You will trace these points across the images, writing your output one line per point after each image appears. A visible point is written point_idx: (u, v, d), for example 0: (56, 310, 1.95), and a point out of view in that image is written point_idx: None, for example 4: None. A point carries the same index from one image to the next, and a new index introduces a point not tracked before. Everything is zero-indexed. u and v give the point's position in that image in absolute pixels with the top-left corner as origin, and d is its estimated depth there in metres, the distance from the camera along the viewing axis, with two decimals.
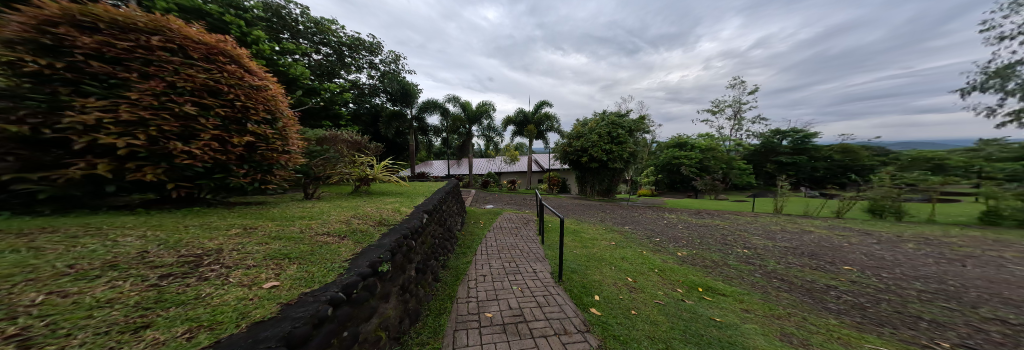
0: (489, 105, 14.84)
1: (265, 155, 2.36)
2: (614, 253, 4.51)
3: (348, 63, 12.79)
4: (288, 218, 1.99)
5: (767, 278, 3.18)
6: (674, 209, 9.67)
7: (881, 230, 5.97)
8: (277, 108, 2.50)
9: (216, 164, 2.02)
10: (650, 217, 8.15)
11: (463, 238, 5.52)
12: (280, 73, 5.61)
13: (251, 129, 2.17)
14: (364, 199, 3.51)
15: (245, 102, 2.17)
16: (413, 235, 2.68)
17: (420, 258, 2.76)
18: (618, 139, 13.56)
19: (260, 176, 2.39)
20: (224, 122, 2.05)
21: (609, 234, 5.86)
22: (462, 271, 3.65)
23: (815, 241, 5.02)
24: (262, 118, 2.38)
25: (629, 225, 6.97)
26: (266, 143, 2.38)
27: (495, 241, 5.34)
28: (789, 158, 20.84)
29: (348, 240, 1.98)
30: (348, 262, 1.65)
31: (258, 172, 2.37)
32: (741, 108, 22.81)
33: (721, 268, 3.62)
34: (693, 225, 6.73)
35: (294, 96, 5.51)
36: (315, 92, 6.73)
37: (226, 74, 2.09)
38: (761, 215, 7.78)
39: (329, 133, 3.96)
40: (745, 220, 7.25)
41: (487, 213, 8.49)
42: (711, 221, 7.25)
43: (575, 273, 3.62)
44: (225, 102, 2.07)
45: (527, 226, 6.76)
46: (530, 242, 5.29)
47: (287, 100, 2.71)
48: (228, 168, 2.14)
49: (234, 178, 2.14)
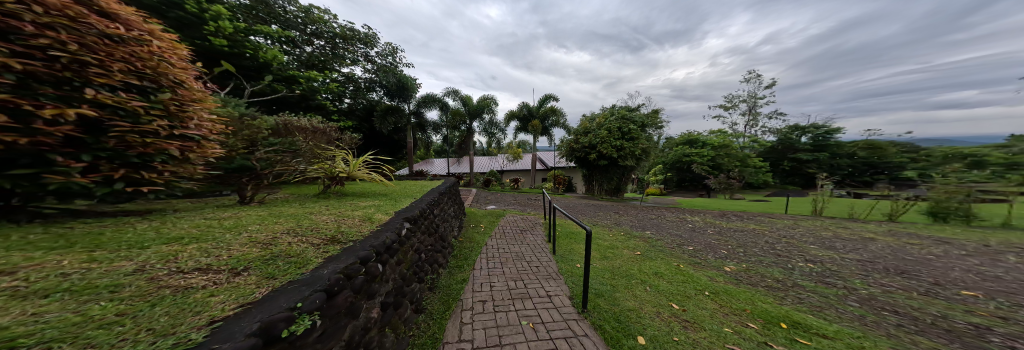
0: (491, 100, 14.04)
1: (126, 140, 1.59)
2: (644, 267, 3.65)
3: (342, 55, 12.15)
4: (149, 238, 1.15)
5: (873, 311, 2.31)
6: (694, 210, 8.78)
7: (956, 237, 5.03)
8: (153, 71, 1.70)
9: (15, 151, 1.27)
10: (670, 219, 7.30)
11: (460, 246, 4.73)
12: (250, 56, 4.89)
13: (90, 96, 1.39)
14: (327, 203, 2.74)
15: (79, 54, 1.38)
16: (380, 256, 1.87)
17: (389, 288, 1.95)
18: (630, 135, 12.64)
19: (125, 173, 1.64)
20: (26, 83, 1.26)
21: (631, 241, 5.01)
22: (454, 295, 2.85)
23: (889, 252, 4.11)
24: (123, 83, 1.60)
25: (649, 229, 6.13)
26: (133, 120, 1.62)
27: (499, 250, 4.54)
28: (808, 155, 19.69)
29: (254, 274, 1.16)
30: (205, 330, 0.79)
31: (120, 166, 1.63)
32: (756, 103, 21.66)
33: (793, 291, 2.78)
34: (725, 229, 5.86)
35: (265, 81, 4.78)
36: (295, 80, 5.98)
37: (38, 6, 1.28)
38: (798, 218, 6.86)
39: (282, 119, 3.16)
40: (783, 224, 6.35)
41: (487, 215, 7.67)
42: (743, 224, 6.36)
43: (602, 298, 2.78)
44: (29, 51, 1.26)
45: (534, 231, 5.95)
46: (538, 251, 4.48)
47: (183, 64, 1.92)
48: (47, 158, 1.38)
49: (59, 174, 1.38)
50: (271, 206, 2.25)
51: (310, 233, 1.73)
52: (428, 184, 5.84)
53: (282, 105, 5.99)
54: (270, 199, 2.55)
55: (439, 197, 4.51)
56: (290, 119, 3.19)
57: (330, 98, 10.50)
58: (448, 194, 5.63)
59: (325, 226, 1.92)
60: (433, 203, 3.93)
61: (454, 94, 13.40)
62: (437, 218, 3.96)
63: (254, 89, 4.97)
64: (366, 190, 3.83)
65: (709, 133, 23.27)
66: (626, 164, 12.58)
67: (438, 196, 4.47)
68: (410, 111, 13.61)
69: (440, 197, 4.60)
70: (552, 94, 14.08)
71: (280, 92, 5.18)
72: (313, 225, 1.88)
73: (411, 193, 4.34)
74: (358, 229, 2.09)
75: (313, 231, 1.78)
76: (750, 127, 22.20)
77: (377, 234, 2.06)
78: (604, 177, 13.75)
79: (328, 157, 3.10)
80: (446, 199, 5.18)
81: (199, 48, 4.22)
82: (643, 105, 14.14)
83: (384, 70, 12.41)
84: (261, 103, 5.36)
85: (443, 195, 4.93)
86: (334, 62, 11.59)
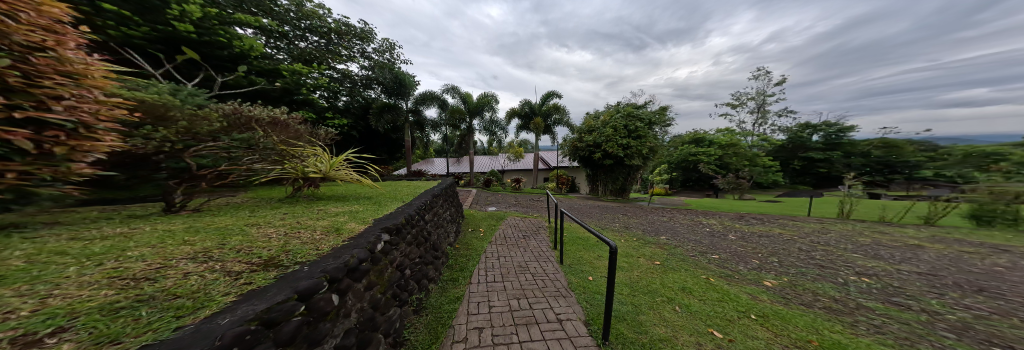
0: (491, 97, 13.55)
1: None
2: (666, 281, 3.13)
3: (338, 52, 11.74)
4: None
5: (978, 346, 1.79)
6: (706, 213, 8.24)
7: (1014, 245, 4.46)
8: None
9: None
10: (683, 222, 6.77)
11: (456, 253, 4.25)
12: (225, 45, 4.44)
13: None
14: (289, 209, 2.26)
15: None
16: (334, 282, 1.38)
17: (349, 325, 1.47)
18: (636, 133, 12.08)
19: None
20: None
21: (645, 248, 4.49)
22: (443, 320, 2.36)
23: (948, 263, 3.56)
24: None
25: (662, 234, 5.62)
26: None
27: (499, 258, 4.08)
28: (820, 154, 19.04)
29: (77, 340, 0.68)
30: None
31: None
32: (765, 101, 21.02)
33: (858, 314, 2.26)
34: (748, 234, 5.33)
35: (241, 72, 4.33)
36: (279, 73, 5.52)
37: None
38: (825, 221, 6.31)
39: (229, 107, 2.62)
40: (810, 227, 5.81)
41: (486, 218, 7.17)
42: (766, 228, 5.83)
43: (623, 322, 2.27)
44: None
45: (538, 236, 5.46)
46: (542, 261, 3.99)
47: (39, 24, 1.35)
48: None
49: None
50: (206, 216, 1.76)
51: (233, 259, 1.24)
52: (422, 185, 5.38)
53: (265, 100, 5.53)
54: (217, 205, 2.12)
55: (433, 198, 4.07)
56: (242, 108, 2.72)
57: (324, 95, 10.06)
58: (444, 194, 5.19)
59: (263, 244, 1.43)
60: (424, 206, 3.48)
61: (453, 90, 12.94)
62: (429, 224, 3.50)
63: (231, 81, 4.49)
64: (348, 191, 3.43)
65: (716, 131, 22.64)
66: (633, 163, 12.03)
67: (432, 198, 4.02)
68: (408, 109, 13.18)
69: (434, 198, 4.15)
70: (555, 91, 13.54)
71: (260, 85, 4.72)
72: (247, 244, 1.40)
73: (400, 195, 3.87)
74: (315, 246, 1.61)
75: (240, 254, 1.29)
76: (759, 125, 21.54)
77: (340, 251, 1.60)
78: (609, 177, 13.19)
79: (296, 153, 2.69)
80: (442, 200, 4.72)
81: (163, 34, 3.72)
82: (650, 102, 13.58)
83: (381, 66, 12.02)
84: (240, 98, 4.90)
85: (438, 195, 4.48)
86: (329, 58, 11.19)
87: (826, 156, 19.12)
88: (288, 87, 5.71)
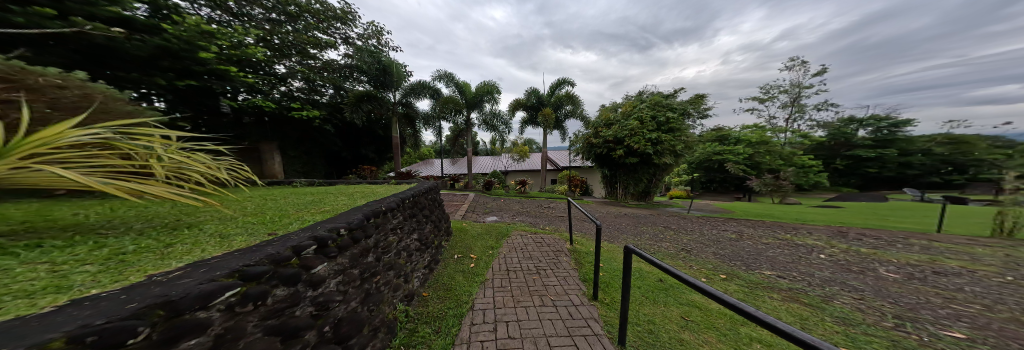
0: (492, 86, 11.69)
1: None
2: None
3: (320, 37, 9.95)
4: None
5: None
6: (779, 224, 6.15)
7: None
8: None
9: None
10: (765, 239, 4.68)
11: (418, 319, 2.26)
12: None
13: None
14: None
15: None
16: None
17: None
18: (667, 125, 9.99)
19: None
20: None
21: (767, 296, 2.47)
22: None
23: None
24: None
25: (760, 263, 3.51)
26: None
27: (497, 332, 2.14)
28: (868, 153, 16.62)
29: None
30: None
31: None
32: (801, 93, 18.81)
33: None
34: (904, 267, 3.26)
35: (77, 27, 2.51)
36: (158, 27, 3.47)
37: None
38: (1000, 247, 4.12)
39: None
40: (989, 257, 3.70)
41: (482, 235, 5.19)
42: (916, 255, 3.74)
43: None
44: None
45: (561, 269, 3.52)
46: (587, 342, 1.99)
47: None
48: None
49: None
50: None
51: None
52: (380, 191, 3.46)
53: (126, 80, 3.29)
54: None
55: (374, 219, 2.07)
56: None
57: (299, 85, 8.86)
58: (413, 205, 3.20)
59: None
60: (330, 240, 1.44)
61: (447, 78, 11.16)
62: (333, 281, 1.45)
63: (21, 23, 2.39)
64: (145, 212, 1.53)
65: (743, 128, 20.35)
66: (663, 162, 9.96)
67: (374, 219, 2.03)
68: (396, 101, 11.45)
69: (380, 218, 2.15)
70: (566, 78, 11.61)
71: (93, 32, 2.59)
72: None
73: (296, 212, 1.90)
74: None
75: None
76: (793, 121, 19.23)
77: None
78: (631, 179, 11.12)
79: None
80: (402, 217, 2.73)
81: None
82: (680, 90, 11.56)
83: (364, 51, 10.48)
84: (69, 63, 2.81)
85: (394, 208, 2.51)
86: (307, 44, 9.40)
87: (876, 154, 16.75)
88: (175, 50, 3.61)
